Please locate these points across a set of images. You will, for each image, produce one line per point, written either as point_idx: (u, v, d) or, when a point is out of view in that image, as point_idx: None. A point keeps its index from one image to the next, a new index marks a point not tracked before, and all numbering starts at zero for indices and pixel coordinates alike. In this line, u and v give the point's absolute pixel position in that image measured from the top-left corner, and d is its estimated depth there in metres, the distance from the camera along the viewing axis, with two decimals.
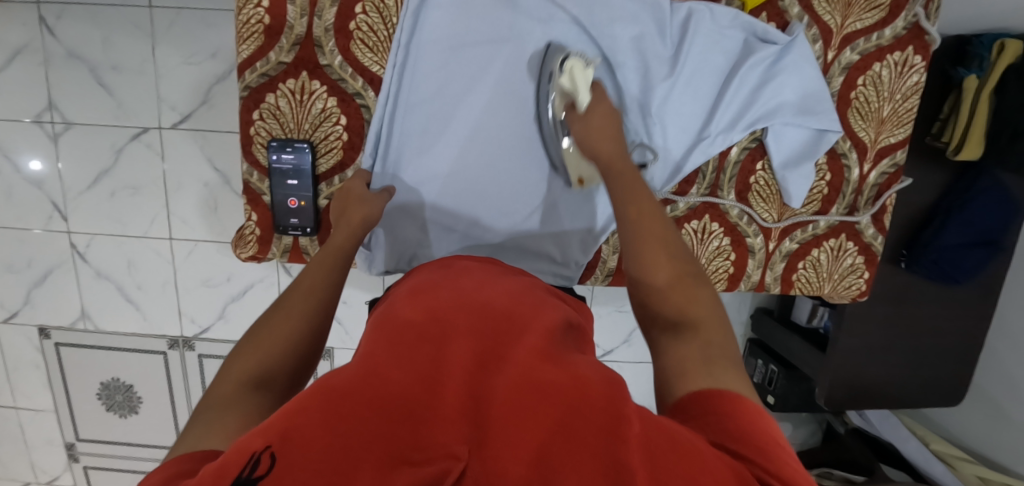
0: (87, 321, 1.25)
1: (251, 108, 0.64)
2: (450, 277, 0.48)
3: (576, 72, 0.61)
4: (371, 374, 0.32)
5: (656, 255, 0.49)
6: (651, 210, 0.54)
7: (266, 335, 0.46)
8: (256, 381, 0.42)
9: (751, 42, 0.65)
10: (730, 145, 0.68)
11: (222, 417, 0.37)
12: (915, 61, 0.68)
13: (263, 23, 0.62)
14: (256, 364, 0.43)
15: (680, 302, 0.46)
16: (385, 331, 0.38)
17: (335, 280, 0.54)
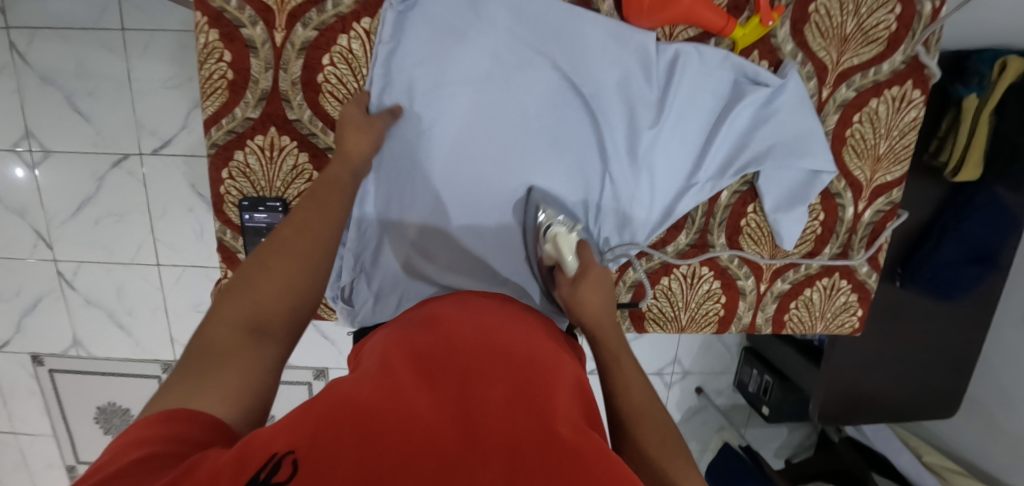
0: (80, 347, 1.25)
1: (219, 166, 0.61)
2: (478, 326, 0.52)
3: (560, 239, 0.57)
4: (397, 406, 0.34)
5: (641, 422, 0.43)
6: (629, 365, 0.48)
7: (263, 274, 0.43)
8: (253, 326, 0.40)
9: (741, 84, 0.62)
10: (719, 190, 0.66)
11: (213, 370, 0.36)
12: (914, 96, 0.65)
13: (227, 79, 0.59)
14: (250, 306, 0.41)
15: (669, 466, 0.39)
16: (414, 373, 0.41)
17: (334, 213, 0.51)
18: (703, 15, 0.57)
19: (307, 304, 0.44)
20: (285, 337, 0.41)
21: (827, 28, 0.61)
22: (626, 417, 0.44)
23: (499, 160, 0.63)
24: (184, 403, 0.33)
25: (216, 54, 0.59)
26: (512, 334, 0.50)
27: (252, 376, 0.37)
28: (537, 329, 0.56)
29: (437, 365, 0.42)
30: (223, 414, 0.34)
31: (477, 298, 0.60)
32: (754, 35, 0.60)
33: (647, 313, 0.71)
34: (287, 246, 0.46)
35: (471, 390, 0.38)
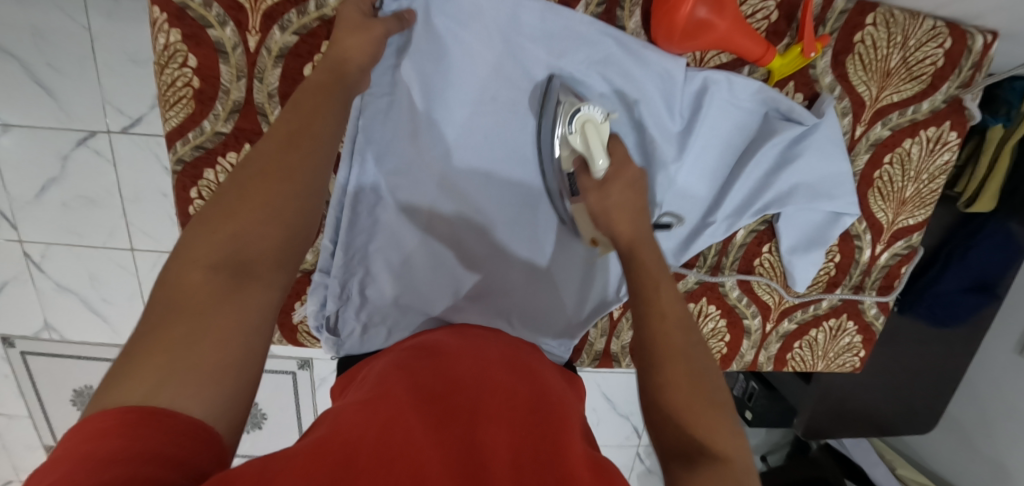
0: (53, 331, 1.20)
1: (188, 185, 0.55)
2: (471, 355, 0.48)
3: (589, 128, 0.50)
4: (402, 463, 0.30)
5: (679, 370, 0.38)
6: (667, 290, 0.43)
7: (240, 202, 0.37)
8: (231, 266, 0.35)
9: (772, 119, 0.56)
10: (735, 230, 0.61)
11: (188, 338, 0.31)
12: (949, 138, 0.60)
13: (192, 87, 0.52)
14: (228, 242, 0.35)
15: (708, 432, 0.35)
16: (413, 413, 0.37)
17: (328, 126, 0.43)
18: (739, 42, 0.50)
19: (296, 242, 0.39)
20: (274, 277, 0.36)
21: (870, 61, 0.55)
22: (656, 363, 0.39)
23: (514, 159, 0.58)
24: (152, 396, 0.28)
25: (177, 58, 0.51)
26: (513, 370, 0.47)
27: (235, 339, 0.33)
28: (537, 363, 0.53)
29: (442, 403, 0.39)
30: (199, 403, 0.29)
31: (474, 329, 0.55)
32: (793, 67, 0.53)
33: None
34: (271, 170, 0.39)
35: (477, 436, 0.36)
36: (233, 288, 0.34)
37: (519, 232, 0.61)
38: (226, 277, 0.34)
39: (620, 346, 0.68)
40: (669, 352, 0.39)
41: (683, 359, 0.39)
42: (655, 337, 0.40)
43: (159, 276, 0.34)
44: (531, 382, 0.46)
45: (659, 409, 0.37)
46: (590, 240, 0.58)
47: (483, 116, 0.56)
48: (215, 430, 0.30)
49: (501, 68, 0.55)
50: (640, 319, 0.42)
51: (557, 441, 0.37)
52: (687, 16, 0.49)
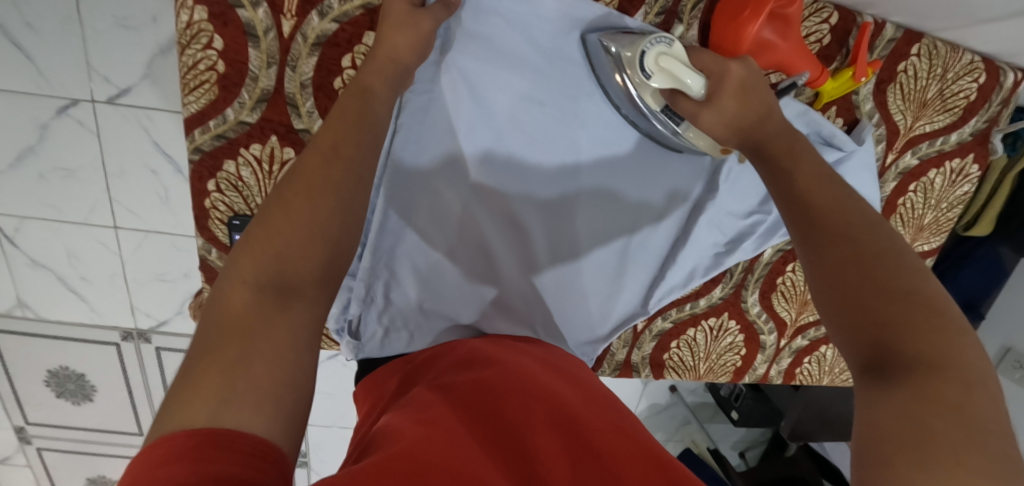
0: (26, 309, 1.14)
1: (205, 176, 0.52)
2: (518, 366, 0.47)
3: (667, 66, 0.46)
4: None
5: (850, 264, 0.31)
6: (817, 183, 0.37)
7: (281, 217, 0.34)
8: (276, 287, 0.32)
9: (813, 142, 0.55)
10: (763, 249, 0.62)
11: (241, 359, 0.29)
12: (971, 170, 0.61)
13: (216, 72, 0.48)
14: (272, 259, 0.33)
15: (915, 326, 0.27)
16: (467, 435, 0.35)
17: (368, 133, 0.41)
18: (799, 64, 0.50)
19: (341, 252, 0.36)
20: (319, 296, 0.34)
21: (910, 90, 0.55)
22: (822, 256, 0.32)
23: (557, 166, 0.57)
24: (215, 417, 0.26)
25: (201, 39, 0.46)
26: (562, 383, 0.45)
27: (287, 358, 0.30)
28: (584, 372, 0.51)
29: (494, 418, 0.38)
30: (260, 426, 0.27)
31: (509, 340, 0.54)
32: (841, 92, 0.54)
33: (666, 361, 0.69)
34: (307, 180, 0.36)
35: (532, 450, 0.35)
36: (280, 308, 0.31)
37: (553, 242, 0.59)
38: (271, 296, 0.31)
39: (640, 356, 0.68)
40: (834, 238, 0.33)
41: (854, 244, 0.32)
42: (816, 233, 0.34)
43: (205, 303, 0.32)
44: (579, 390, 0.45)
45: (832, 307, 0.31)
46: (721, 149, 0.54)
47: (525, 122, 0.54)
48: (276, 445, 0.27)
49: (549, 72, 0.53)
50: (791, 218, 0.36)
51: (618, 448, 0.36)
52: (751, 36, 0.48)
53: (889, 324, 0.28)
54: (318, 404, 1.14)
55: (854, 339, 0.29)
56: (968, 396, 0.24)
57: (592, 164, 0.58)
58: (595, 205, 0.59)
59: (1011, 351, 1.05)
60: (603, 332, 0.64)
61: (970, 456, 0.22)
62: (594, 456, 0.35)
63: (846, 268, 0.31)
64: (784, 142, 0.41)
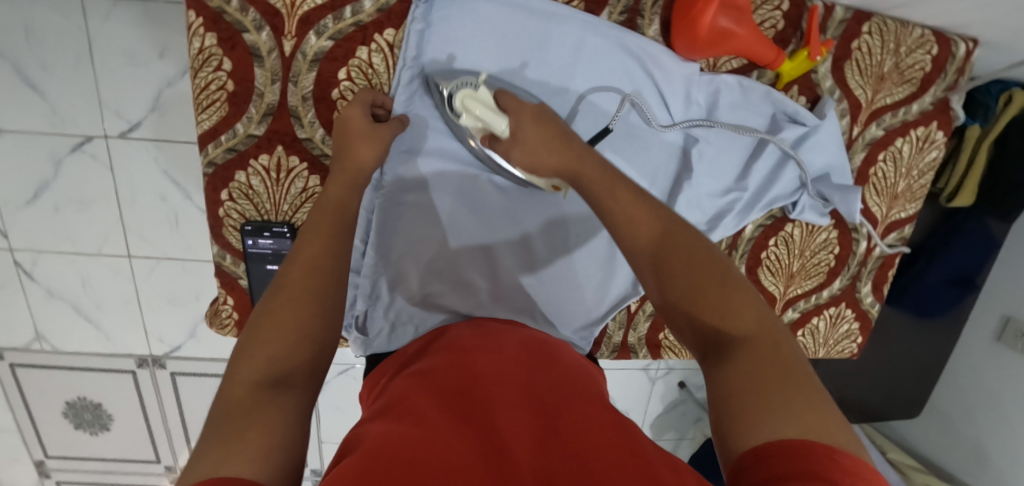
0: (44, 342, 1.18)
1: (218, 187, 0.56)
2: (488, 350, 0.50)
3: (470, 106, 0.52)
4: (435, 456, 0.32)
5: (674, 267, 0.41)
6: (643, 214, 0.44)
7: (270, 324, 0.41)
8: (273, 379, 0.38)
9: (779, 119, 0.60)
10: (745, 225, 0.65)
11: (241, 430, 0.33)
12: (937, 137, 0.65)
13: (227, 90, 0.52)
14: (267, 364, 0.39)
15: (722, 311, 0.37)
16: (437, 411, 0.39)
17: (344, 237, 0.48)
18: (757, 49, 0.54)
19: (321, 355, 0.43)
20: (308, 387, 0.40)
21: (867, 66, 0.60)
22: (655, 265, 0.42)
23: None
24: (213, 471, 0.29)
25: (213, 61, 0.51)
26: (535, 364, 0.48)
27: (279, 429, 0.34)
28: (562, 353, 0.54)
29: (464, 400, 0.41)
30: (256, 472, 0.30)
31: (492, 324, 0.57)
32: (800, 71, 0.58)
33: (662, 341, 0.71)
34: (293, 287, 0.43)
35: (498, 422, 0.37)
36: (274, 395, 0.37)
37: (544, 226, 0.64)
38: (268, 388, 0.37)
39: (636, 337, 0.71)
40: (662, 250, 0.42)
41: (680, 251, 0.41)
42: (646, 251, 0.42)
43: (215, 399, 0.37)
44: (554, 373, 0.47)
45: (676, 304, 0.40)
46: (553, 186, 0.59)
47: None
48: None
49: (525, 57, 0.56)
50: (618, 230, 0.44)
51: (581, 415, 0.39)
52: (707, 29, 0.52)
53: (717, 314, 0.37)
54: (330, 418, 1.16)
55: (699, 332, 0.38)
56: (778, 349, 0.35)
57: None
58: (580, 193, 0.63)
59: (1011, 320, 1.05)
60: (600, 316, 0.67)
61: (793, 395, 0.31)
62: (558, 427, 0.37)
63: (682, 281, 0.40)
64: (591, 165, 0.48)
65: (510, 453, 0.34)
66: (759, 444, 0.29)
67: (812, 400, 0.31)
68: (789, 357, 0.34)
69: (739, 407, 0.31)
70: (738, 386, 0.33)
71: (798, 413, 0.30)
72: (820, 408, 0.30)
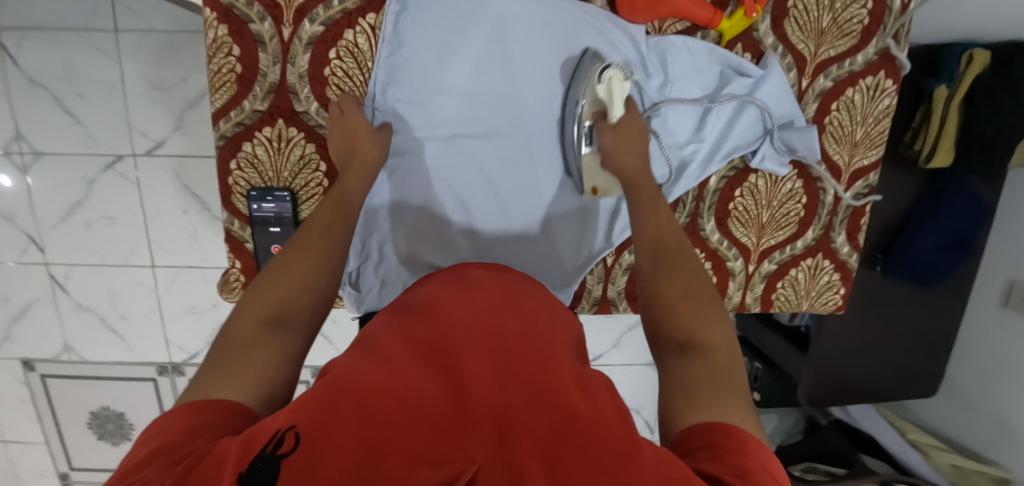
0: (72, 352, 1.25)
1: (228, 157, 0.63)
2: (463, 291, 0.53)
3: (614, 83, 0.61)
4: (392, 382, 0.35)
5: (673, 276, 0.52)
6: (668, 231, 0.57)
7: (284, 274, 0.49)
8: (273, 320, 0.45)
9: (727, 74, 0.66)
10: (708, 175, 0.69)
11: (238, 360, 0.41)
12: (886, 85, 0.70)
13: (235, 72, 0.60)
14: (274, 305, 0.46)
15: (693, 323, 0.47)
16: (406, 344, 0.42)
17: (343, 221, 0.56)
18: (693, 9, 0.60)
19: (320, 307, 0.50)
20: (304, 331, 0.47)
21: (806, 22, 0.66)
22: (654, 277, 0.53)
23: (520, 118, 0.65)
24: (210, 393, 0.38)
25: (225, 48, 0.60)
26: (509, 300, 0.51)
27: (271, 364, 0.42)
28: (533, 294, 0.57)
29: (436, 337, 0.43)
30: (243, 400, 0.38)
31: (472, 272, 0.58)
32: (740, 27, 0.64)
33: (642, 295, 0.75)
34: (305, 249, 0.52)
35: (463, 358, 0.40)
36: (272, 335, 0.44)
37: (520, 192, 0.68)
38: (268, 327, 0.45)
39: (616, 292, 0.74)
40: (668, 265, 0.53)
41: (682, 270, 0.53)
42: (659, 265, 0.54)
43: (223, 328, 0.45)
44: (530, 315, 0.49)
45: (660, 307, 0.50)
46: (591, 189, 0.67)
47: (479, 87, 0.64)
48: (249, 409, 0.38)
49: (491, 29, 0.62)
50: (644, 245, 0.57)
51: (542, 352, 0.42)
52: None
53: (694, 323, 0.47)
54: None
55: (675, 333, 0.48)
56: (730, 365, 0.44)
57: (537, 128, 0.66)
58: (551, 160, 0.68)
59: (1016, 284, 1.04)
60: (576, 270, 0.71)
61: (729, 396, 0.41)
62: (520, 365, 0.40)
63: (671, 295, 0.51)
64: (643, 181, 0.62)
65: (467, 380, 0.37)
66: (695, 426, 0.38)
67: (741, 405, 0.40)
68: (735, 372, 0.44)
69: (687, 390, 0.41)
70: (693, 380, 0.42)
71: (728, 408, 0.39)
72: (744, 410, 0.40)
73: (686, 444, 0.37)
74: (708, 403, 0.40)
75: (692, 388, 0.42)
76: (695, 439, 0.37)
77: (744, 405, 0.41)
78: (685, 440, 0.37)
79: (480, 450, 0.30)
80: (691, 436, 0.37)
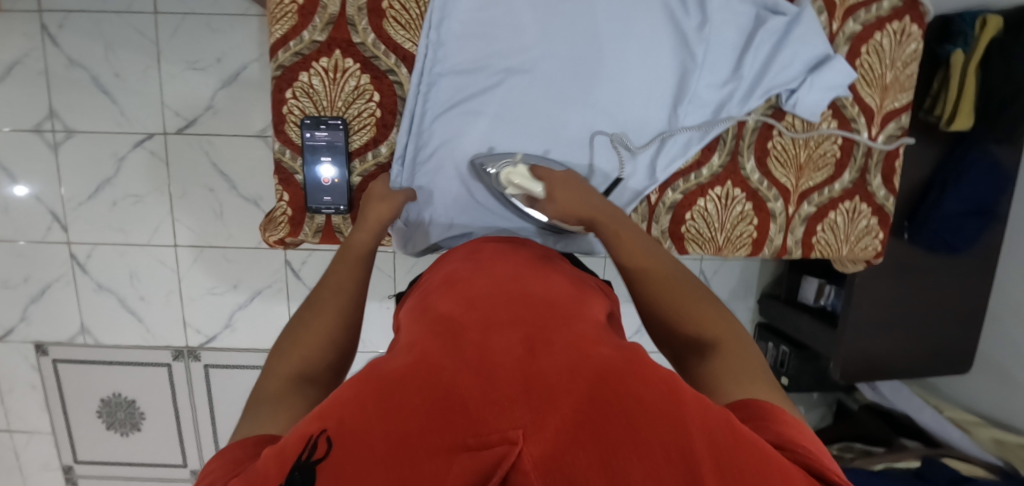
0: (88, 336, 1.22)
1: (284, 87, 0.65)
2: (486, 269, 0.52)
3: (516, 178, 0.63)
4: (418, 363, 0.34)
5: (658, 282, 0.54)
6: (639, 251, 0.58)
7: (303, 333, 0.50)
8: (299, 375, 0.46)
9: (763, 14, 0.69)
10: (747, 113, 0.71)
11: (271, 407, 0.41)
12: (912, 30, 0.73)
13: (297, 4, 0.63)
14: (299, 360, 0.47)
15: (696, 319, 0.50)
16: (428, 327, 0.41)
17: (357, 275, 0.57)
18: None
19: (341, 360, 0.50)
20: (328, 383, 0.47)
21: None
22: (639, 278, 0.55)
23: (564, 58, 0.66)
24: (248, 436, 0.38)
25: None
26: (531, 278, 0.50)
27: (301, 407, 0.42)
28: (559, 273, 0.56)
29: (454, 319, 0.41)
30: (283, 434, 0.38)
31: (488, 250, 0.60)
32: None
33: (685, 235, 0.74)
34: (320, 306, 0.53)
35: (486, 333, 0.38)
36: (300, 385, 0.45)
37: (559, 130, 0.69)
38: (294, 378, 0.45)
39: (659, 232, 0.74)
40: (647, 274, 0.55)
41: (660, 271, 0.55)
42: (641, 278, 0.55)
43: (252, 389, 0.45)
44: (548, 290, 0.47)
45: (656, 307, 0.53)
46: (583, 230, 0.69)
47: (525, 25, 0.65)
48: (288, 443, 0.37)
49: None
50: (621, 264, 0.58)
51: (568, 325, 0.40)
52: None
53: (693, 318, 0.50)
54: None
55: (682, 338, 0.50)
56: (746, 351, 0.46)
57: (574, 63, 0.67)
58: (587, 102, 0.68)
59: None
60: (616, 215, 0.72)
61: (753, 380, 0.43)
62: (545, 337, 0.38)
63: (666, 304, 0.52)
64: (604, 216, 0.61)
65: (494, 354, 0.35)
66: (732, 404, 0.40)
67: (764, 384, 0.42)
68: (751, 356, 0.46)
69: (716, 381, 0.43)
70: (713, 369, 0.44)
71: (750, 388, 0.41)
72: (770, 390, 0.42)
73: (749, 408, 0.38)
74: (736, 384, 0.42)
75: (714, 381, 0.43)
76: (744, 409, 0.39)
77: (771, 389, 0.42)
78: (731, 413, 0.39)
79: (519, 428, 0.28)
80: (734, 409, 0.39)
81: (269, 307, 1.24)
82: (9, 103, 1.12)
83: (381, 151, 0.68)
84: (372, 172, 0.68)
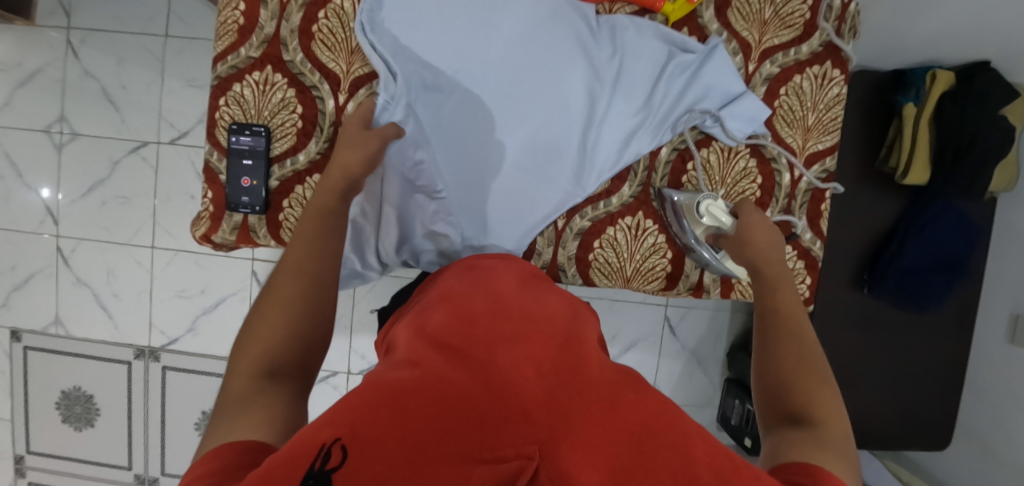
0: (60, 326, 1.28)
1: (218, 95, 0.71)
2: (484, 279, 0.50)
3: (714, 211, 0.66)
4: (428, 375, 0.32)
5: (785, 348, 0.50)
6: (793, 305, 0.55)
7: (263, 326, 0.44)
8: (269, 367, 0.41)
9: (673, 52, 0.72)
10: (659, 145, 0.73)
11: (242, 408, 0.37)
12: (834, 75, 0.73)
13: (238, 24, 0.69)
14: (258, 361, 0.41)
15: (808, 388, 0.45)
16: (424, 339, 0.39)
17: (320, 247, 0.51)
18: None
19: (311, 351, 0.45)
20: (300, 374, 0.43)
21: (748, 12, 0.72)
22: (773, 325, 0.53)
23: (559, 91, 0.71)
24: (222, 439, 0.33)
25: (233, 3, 0.70)
26: (531, 292, 0.47)
27: (275, 403, 0.38)
28: (548, 286, 0.52)
29: (455, 333, 0.39)
30: (261, 436, 0.34)
31: (486, 261, 0.57)
32: (684, 10, 0.71)
33: (592, 262, 0.74)
34: (276, 302, 0.46)
35: (494, 351, 0.35)
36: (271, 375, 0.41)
37: (524, 149, 0.71)
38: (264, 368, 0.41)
39: (566, 257, 0.74)
40: (782, 340, 0.51)
41: (797, 343, 0.50)
42: (765, 335, 0.53)
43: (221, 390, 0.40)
44: (543, 303, 0.45)
45: (769, 367, 0.49)
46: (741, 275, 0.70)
47: (524, 54, 0.70)
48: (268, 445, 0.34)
49: (556, 14, 0.70)
50: (762, 318, 0.55)
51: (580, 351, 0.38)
52: None
53: (804, 389, 0.45)
54: None
55: (772, 402, 0.46)
56: (845, 441, 0.40)
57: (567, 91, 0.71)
58: (562, 127, 0.71)
59: (1018, 317, 0.98)
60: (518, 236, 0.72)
61: (830, 453, 0.38)
62: (562, 362, 0.35)
63: (788, 366, 0.48)
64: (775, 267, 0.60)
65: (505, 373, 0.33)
66: (784, 461, 0.37)
67: (836, 462, 0.37)
68: (846, 444, 0.40)
69: (788, 444, 0.39)
70: (793, 436, 0.40)
71: (811, 456, 0.37)
72: (839, 468, 0.36)
73: (792, 466, 0.35)
74: (800, 447, 0.38)
75: (787, 444, 0.39)
76: (793, 468, 0.35)
77: (843, 468, 0.37)
78: (785, 465, 0.36)
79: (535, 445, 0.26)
80: (785, 465, 0.36)
81: (232, 314, 1.27)
82: (28, 107, 1.25)
83: (299, 159, 0.72)
84: (289, 177, 0.72)
